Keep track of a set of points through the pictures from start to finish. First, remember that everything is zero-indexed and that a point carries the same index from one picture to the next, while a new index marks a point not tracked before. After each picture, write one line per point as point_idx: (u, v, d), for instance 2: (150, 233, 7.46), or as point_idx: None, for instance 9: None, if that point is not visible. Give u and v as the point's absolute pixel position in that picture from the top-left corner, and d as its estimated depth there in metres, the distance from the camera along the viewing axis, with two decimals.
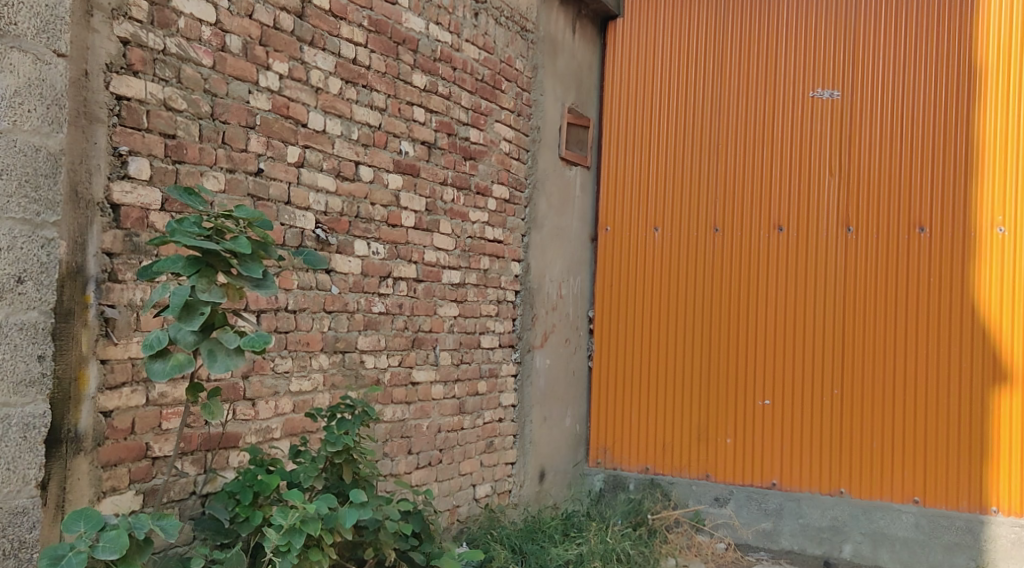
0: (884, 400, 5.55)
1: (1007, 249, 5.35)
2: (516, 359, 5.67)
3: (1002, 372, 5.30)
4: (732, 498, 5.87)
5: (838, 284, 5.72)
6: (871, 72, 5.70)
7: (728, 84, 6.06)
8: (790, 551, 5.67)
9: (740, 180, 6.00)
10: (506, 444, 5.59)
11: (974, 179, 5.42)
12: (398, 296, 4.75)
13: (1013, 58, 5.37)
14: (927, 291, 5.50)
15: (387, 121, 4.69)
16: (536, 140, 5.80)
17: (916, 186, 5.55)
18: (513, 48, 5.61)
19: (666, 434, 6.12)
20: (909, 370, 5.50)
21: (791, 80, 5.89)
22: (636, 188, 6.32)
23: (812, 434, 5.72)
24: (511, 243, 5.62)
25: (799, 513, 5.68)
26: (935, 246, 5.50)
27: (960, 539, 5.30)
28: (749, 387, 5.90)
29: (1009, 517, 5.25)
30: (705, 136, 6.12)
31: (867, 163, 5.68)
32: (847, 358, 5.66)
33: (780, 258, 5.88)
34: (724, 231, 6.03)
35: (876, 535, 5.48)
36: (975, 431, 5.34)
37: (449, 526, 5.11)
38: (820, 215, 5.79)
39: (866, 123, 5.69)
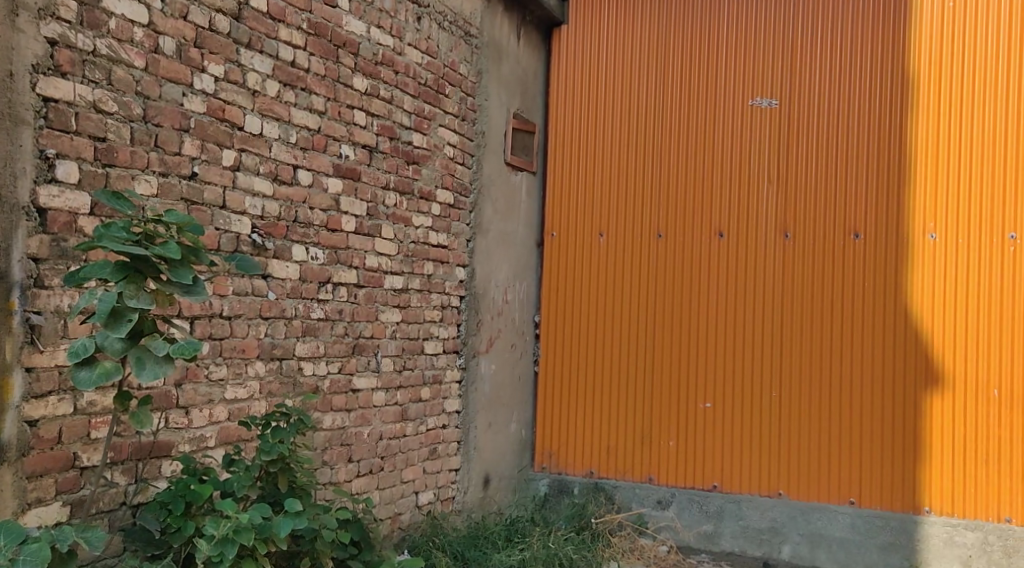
0: (822, 402, 5.64)
1: (938, 254, 5.45)
2: (461, 365, 5.64)
3: (934, 375, 5.40)
4: (674, 500, 5.90)
5: (777, 289, 5.79)
6: (807, 81, 5.79)
7: (670, 91, 6.11)
8: (731, 552, 5.72)
9: (682, 186, 6.05)
10: (450, 451, 5.56)
11: (907, 186, 5.52)
12: (338, 302, 4.70)
13: (945, 69, 5.48)
14: (862, 295, 5.59)
15: (327, 124, 4.64)
16: (480, 145, 5.78)
17: (852, 193, 5.65)
18: (456, 52, 5.58)
19: (610, 438, 6.13)
20: (845, 373, 5.59)
21: (732, 88, 5.95)
22: (582, 194, 6.33)
23: (752, 437, 5.78)
24: (456, 248, 5.58)
25: (739, 515, 5.74)
26: (869, 251, 5.60)
27: (894, 539, 5.40)
28: (692, 390, 5.94)
29: (941, 516, 5.35)
30: (648, 142, 6.15)
31: (805, 170, 5.76)
32: (787, 362, 5.73)
33: (721, 263, 5.93)
34: (667, 236, 6.07)
35: (814, 536, 5.57)
36: (909, 432, 5.43)
37: (390, 534, 5.06)
38: (759, 220, 5.86)
39: (803, 132, 5.77)
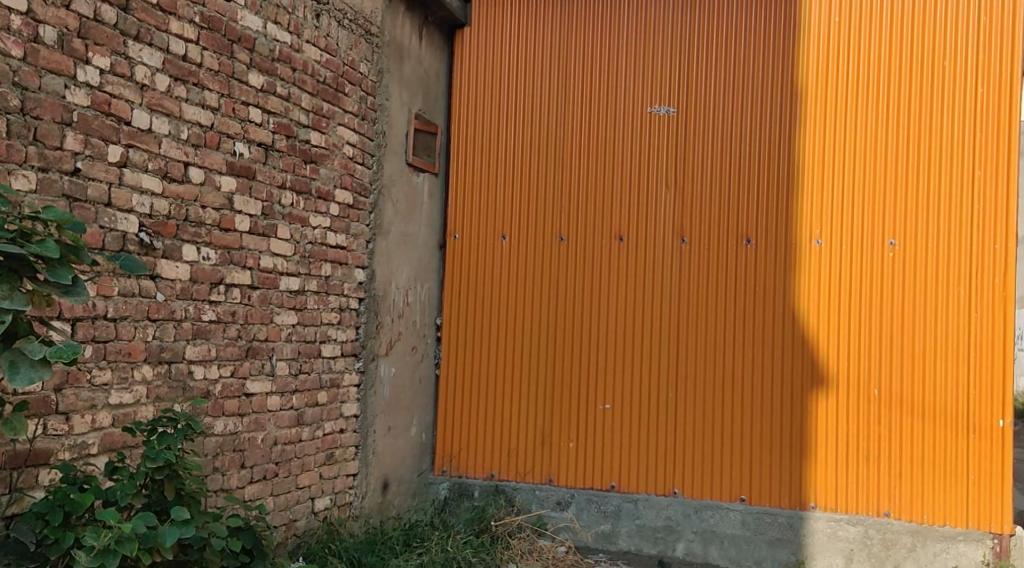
0: (714, 403, 5.77)
1: (824, 260, 5.63)
2: (359, 368, 5.54)
3: (820, 376, 5.59)
4: (573, 501, 5.94)
5: (673, 291, 5.89)
6: (701, 91, 5.91)
7: (571, 96, 6.14)
8: (627, 551, 5.78)
9: (583, 190, 6.09)
10: (348, 456, 5.46)
11: (796, 193, 5.69)
12: (231, 303, 4.58)
13: (831, 81, 5.67)
14: (753, 298, 5.75)
15: (220, 121, 4.51)
16: (380, 145, 5.68)
17: (745, 198, 5.79)
18: (356, 51, 5.50)
19: (510, 439, 6.12)
20: (737, 374, 5.74)
21: (631, 95, 6.03)
22: (484, 197, 6.29)
23: (649, 438, 5.87)
24: (355, 249, 5.49)
25: (636, 514, 5.81)
26: (760, 255, 5.75)
27: (782, 535, 5.56)
28: (591, 391, 5.99)
29: (825, 512, 5.53)
30: (549, 146, 6.18)
31: (701, 176, 5.88)
32: (682, 365, 5.84)
33: (620, 266, 6.00)
34: (568, 239, 6.10)
35: (706, 533, 5.68)
36: (796, 432, 5.60)
37: (285, 541, 4.96)
38: (657, 224, 5.95)
39: (699, 139, 5.90)
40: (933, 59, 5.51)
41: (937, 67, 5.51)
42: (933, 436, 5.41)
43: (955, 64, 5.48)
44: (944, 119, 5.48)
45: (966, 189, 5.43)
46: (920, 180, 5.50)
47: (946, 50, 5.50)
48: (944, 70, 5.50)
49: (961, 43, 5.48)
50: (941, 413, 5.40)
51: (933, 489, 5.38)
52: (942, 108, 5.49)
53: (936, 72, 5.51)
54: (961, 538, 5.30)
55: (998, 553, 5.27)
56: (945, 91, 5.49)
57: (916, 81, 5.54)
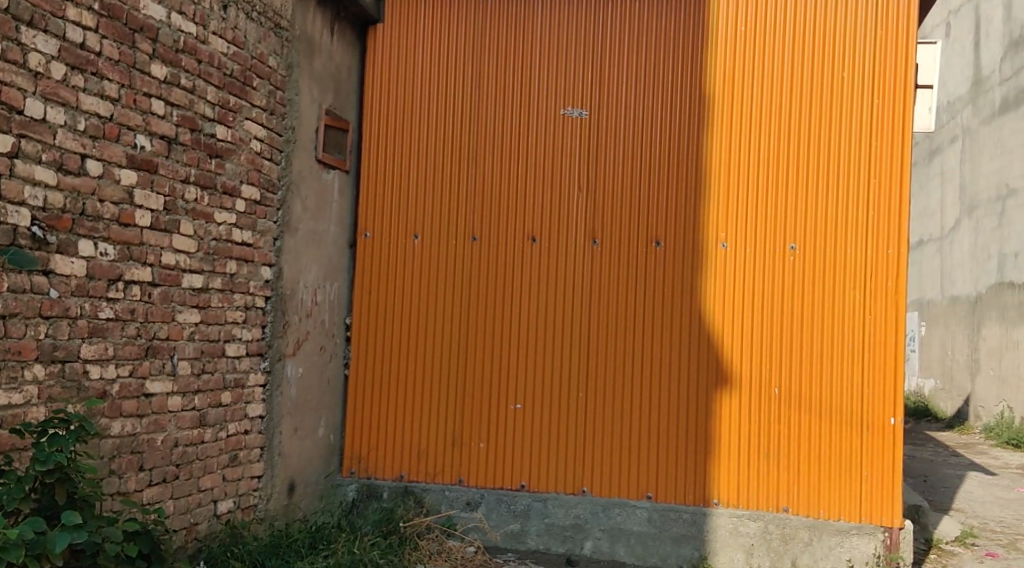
0: (623, 403, 5.84)
1: (730, 263, 5.75)
2: (265, 368, 5.42)
3: (725, 376, 5.71)
4: (482, 501, 5.93)
5: (584, 292, 5.94)
6: (613, 95, 5.97)
7: (485, 97, 6.13)
8: (535, 550, 5.80)
9: (496, 190, 6.09)
10: (252, 457, 5.34)
11: (704, 196, 5.81)
12: (130, 301, 4.44)
13: (738, 89, 5.80)
14: (660, 300, 5.84)
15: (120, 112, 4.37)
16: (289, 141, 5.56)
17: (654, 201, 5.88)
18: (265, 45, 5.37)
19: (420, 440, 6.08)
20: (646, 375, 5.83)
21: (544, 97, 6.05)
22: (396, 195, 6.21)
23: (560, 437, 5.90)
24: (261, 247, 5.37)
25: (545, 513, 5.83)
26: (669, 258, 5.84)
27: (686, 531, 5.65)
28: (502, 391, 6.00)
29: (727, 508, 5.66)
30: (462, 146, 6.15)
31: (613, 179, 5.94)
32: (592, 366, 5.89)
33: (531, 267, 6.02)
34: (481, 240, 6.09)
35: (613, 531, 5.74)
36: (701, 430, 5.73)
37: (185, 545, 4.83)
38: (569, 226, 5.99)
39: (610, 142, 5.96)
40: (833, 69, 5.69)
41: (836, 77, 5.68)
42: (829, 434, 5.57)
43: (853, 74, 5.67)
44: (843, 128, 5.66)
45: (862, 196, 5.62)
46: (820, 187, 5.67)
47: (845, 62, 5.68)
48: (842, 81, 5.68)
49: (859, 54, 5.67)
50: (838, 412, 5.57)
51: (829, 485, 5.55)
52: (841, 118, 5.67)
53: (836, 82, 5.68)
54: (854, 532, 5.47)
55: (889, 545, 5.45)
56: (844, 100, 5.67)
57: (817, 90, 5.71)
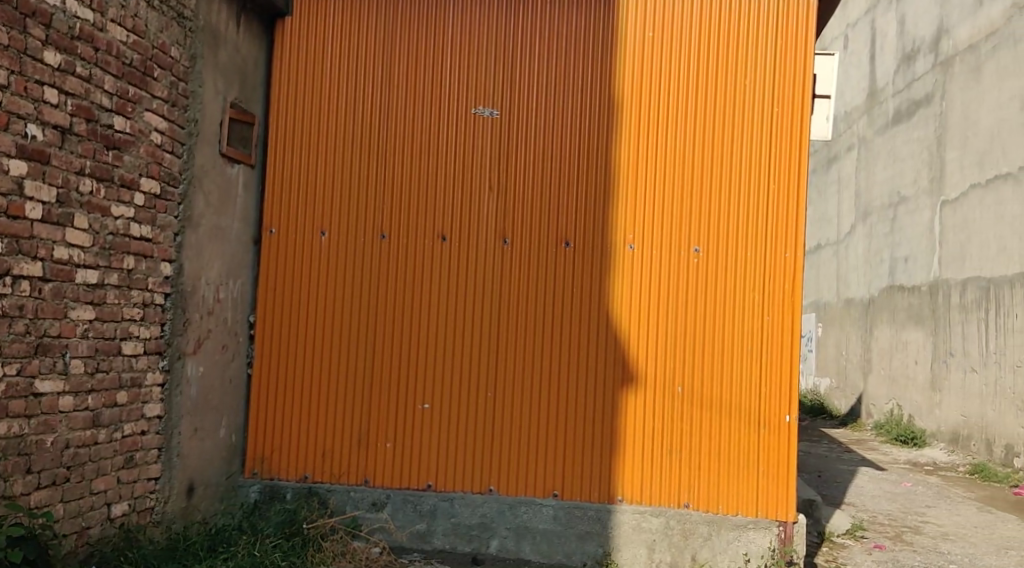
0: (531, 401, 5.87)
1: (637, 264, 5.84)
2: (164, 367, 5.26)
3: (631, 375, 5.79)
4: (388, 502, 5.88)
5: (494, 292, 5.94)
6: (524, 96, 5.99)
7: (395, 94, 6.08)
8: (441, 550, 5.79)
9: (406, 189, 6.04)
10: (150, 458, 5.17)
11: (612, 198, 5.88)
12: (19, 296, 4.36)
13: (646, 92, 5.89)
14: (569, 299, 5.89)
15: (10, 99, 4.28)
16: (192, 134, 5.41)
17: (563, 202, 5.92)
18: (167, 34, 5.21)
19: (326, 439, 5.99)
20: (554, 375, 5.86)
21: (454, 96, 6.03)
22: (303, 191, 6.10)
23: (467, 437, 5.89)
24: (161, 242, 5.21)
25: (451, 513, 5.82)
26: (577, 258, 5.89)
27: (590, 528, 5.71)
28: (410, 390, 5.96)
29: (631, 504, 5.74)
30: (370, 143, 6.08)
31: (523, 179, 5.96)
32: (501, 365, 5.90)
33: (440, 266, 5.99)
34: (390, 237, 6.03)
35: (519, 529, 5.76)
36: (606, 429, 5.80)
37: (75, 550, 4.68)
38: (478, 225, 5.98)
39: (521, 142, 5.97)
40: (736, 77, 5.83)
41: (738, 85, 5.82)
42: (729, 432, 5.70)
43: (755, 83, 5.81)
44: (746, 135, 5.80)
45: (763, 201, 5.77)
46: (723, 192, 5.80)
47: (747, 70, 5.82)
48: (745, 89, 5.82)
49: (761, 63, 5.81)
50: (738, 410, 5.70)
51: (728, 481, 5.68)
52: (744, 124, 5.81)
53: (739, 90, 5.82)
54: (751, 527, 5.61)
55: (783, 539, 5.61)
56: (746, 107, 5.81)
57: (721, 96, 5.83)
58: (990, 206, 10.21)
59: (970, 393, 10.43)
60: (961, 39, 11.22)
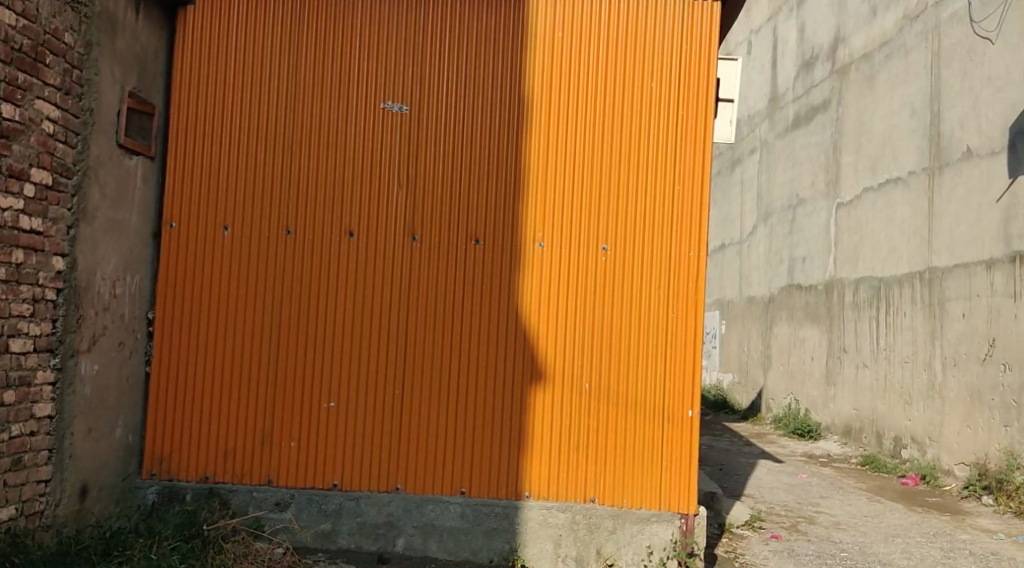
0: (439, 399, 5.85)
1: (546, 262, 5.87)
2: (55, 365, 5.08)
3: (539, 372, 5.83)
4: (292, 501, 5.79)
5: (402, 289, 5.90)
6: (433, 92, 5.96)
7: (302, 87, 5.97)
8: (346, 549, 5.74)
9: (312, 183, 5.95)
10: (39, 460, 4.99)
11: (522, 197, 5.90)
12: None
13: (555, 91, 5.93)
14: (478, 297, 5.88)
15: None
16: (87, 123, 5.23)
17: (473, 199, 5.91)
18: (60, 19, 5.04)
19: (228, 439, 5.85)
20: (462, 372, 5.86)
21: (362, 90, 5.97)
22: (206, 185, 5.94)
23: (373, 435, 5.84)
24: (53, 236, 5.04)
25: (357, 512, 5.77)
26: (486, 256, 5.89)
27: (498, 525, 5.74)
28: (315, 388, 5.87)
29: (538, 500, 5.77)
30: (276, 137, 5.96)
31: (432, 175, 5.93)
32: (409, 363, 5.87)
33: (347, 263, 5.92)
34: (296, 233, 5.93)
35: (426, 527, 5.75)
36: (514, 426, 5.82)
37: None
38: (387, 221, 5.93)
39: (430, 138, 5.94)
40: (642, 79, 5.92)
41: (646, 87, 5.91)
42: (633, 428, 5.79)
43: (662, 84, 5.91)
44: (651, 135, 5.90)
45: (668, 200, 5.88)
46: (630, 192, 5.88)
47: (653, 72, 5.92)
48: (651, 90, 5.91)
49: (667, 65, 5.92)
50: (643, 405, 5.79)
51: (632, 476, 5.77)
52: (650, 125, 5.90)
53: (644, 92, 5.91)
54: (654, 519, 5.72)
55: (685, 531, 5.74)
56: (653, 109, 5.91)
57: (628, 97, 5.91)
58: (882, 209, 10.62)
59: (862, 388, 10.83)
60: (856, 48, 11.64)
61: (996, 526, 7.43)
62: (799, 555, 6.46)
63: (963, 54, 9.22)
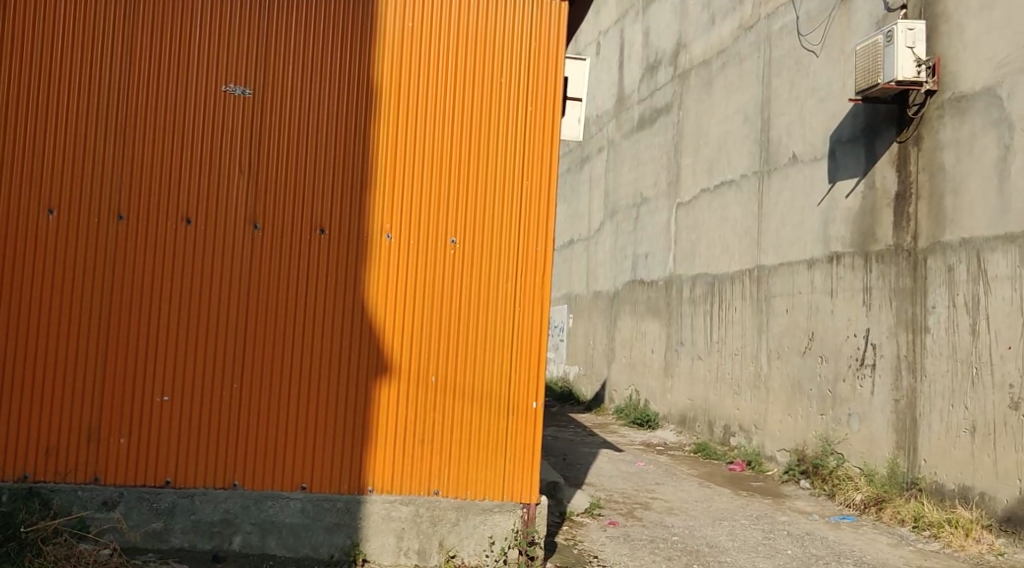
0: (280, 392, 5.75)
1: (392, 254, 5.87)
2: None
3: (385, 365, 5.82)
4: (121, 500, 5.59)
5: (244, 278, 5.77)
6: (278, 77, 5.84)
7: (138, 66, 5.74)
8: (180, 548, 5.62)
9: (148, 168, 5.73)
10: None
11: (369, 188, 5.87)
12: None
13: (404, 81, 5.92)
14: (322, 288, 5.82)
15: None
16: None
17: (318, 189, 5.84)
18: None
19: (51, 435, 5.59)
20: (304, 363, 5.78)
21: (203, 72, 5.78)
22: (30, 166, 5.65)
23: (210, 428, 5.69)
24: None
25: (191, 510, 5.64)
26: (331, 246, 5.83)
27: (339, 520, 5.71)
28: (148, 381, 5.67)
29: (381, 494, 5.77)
30: (108, 117, 5.71)
31: (276, 163, 5.82)
32: (249, 355, 5.74)
33: (184, 251, 5.73)
34: (128, 219, 5.70)
35: (265, 524, 5.67)
36: (358, 418, 5.79)
37: None
38: (228, 209, 5.78)
39: (274, 125, 5.83)
40: (491, 73, 5.99)
41: (495, 81, 5.99)
42: (478, 419, 5.86)
43: (511, 79, 6.00)
44: (500, 130, 5.98)
45: (516, 196, 5.98)
46: (478, 186, 5.95)
47: (503, 67, 6.00)
48: (500, 85, 5.99)
49: (517, 61, 6.01)
50: (487, 397, 5.87)
51: (476, 468, 5.85)
52: (499, 119, 5.98)
53: (493, 87, 5.99)
54: (496, 510, 5.83)
55: (526, 521, 5.86)
56: (501, 105, 5.99)
57: (477, 91, 5.98)
58: (717, 209, 11.12)
59: (696, 379, 11.33)
60: (696, 54, 12.13)
61: (811, 508, 7.94)
62: (634, 540, 6.71)
63: (791, 65, 9.77)
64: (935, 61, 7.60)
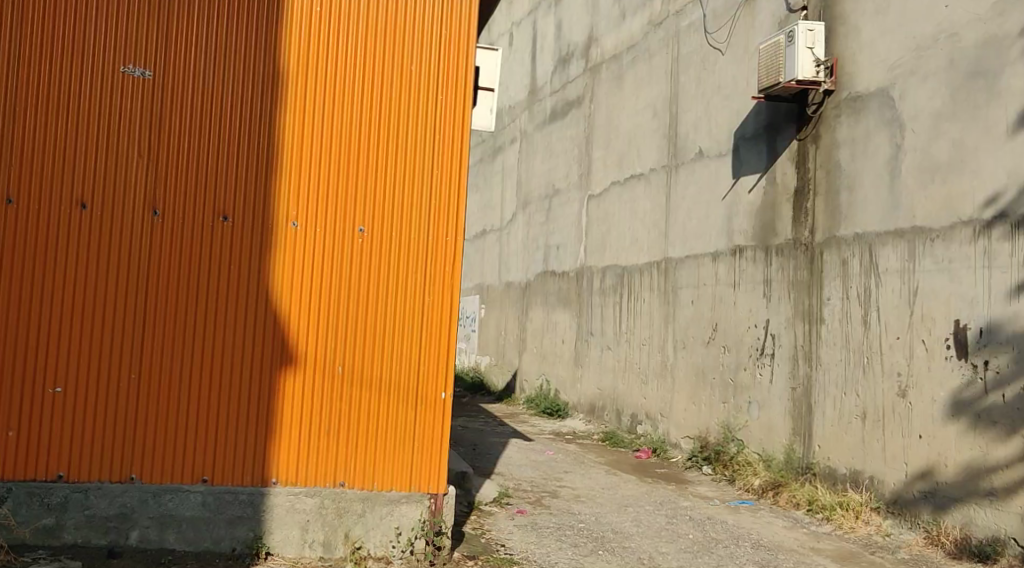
0: (180, 382, 5.62)
1: (298, 242, 5.79)
2: None
3: (290, 354, 5.75)
4: (9, 495, 5.42)
5: (142, 266, 5.61)
6: (179, 59, 5.69)
7: (28, 45, 5.55)
8: (73, 545, 5.47)
9: (40, 151, 5.53)
10: None
11: (274, 175, 5.77)
12: None
13: (310, 67, 5.84)
14: (225, 276, 5.70)
15: None
16: None
17: (221, 174, 5.71)
18: None
19: None
20: (205, 353, 5.66)
21: (99, 52, 5.61)
22: None
23: (106, 420, 5.53)
24: None
25: (85, 504, 5.48)
26: (234, 233, 5.72)
27: (241, 513, 5.62)
28: (39, 371, 5.48)
29: (285, 486, 5.70)
30: None
31: (176, 147, 5.68)
32: (146, 344, 5.59)
33: (78, 237, 5.55)
34: (18, 203, 5.50)
35: (163, 518, 5.56)
36: (262, 409, 5.71)
37: None
38: (125, 194, 5.61)
39: (175, 108, 5.68)
40: (400, 60, 5.95)
41: (404, 69, 5.95)
42: (384, 409, 5.83)
43: (420, 67, 5.97)
44: (408, 118, 5.95)
45: (424, 184, 5.95)
46: (386, 174, 5.91)
47: (413, 55, 5.96)
48: (409, 73, 5.96)
49: (427, 48, 5.98)
50: (394, 387, 5.85)
51: (382, 459, 5.82)
52: (408, 107, 5.95)
53: (402, 74, 5.95)
54: (403, 501, 5.81)
55: (434, 511, 5.86)
56: (410, 92, 5.96)
57: (385, 78, 5.93)
58: (626, 202, 11.28)
59: (605, 368, 11.48)
60: (607, 48, 12.26)
61: (713, 493, 8.15)
62: (541, 528, 6.78)
63: (698, 62, 9.96)
64: (833, 62, 7.85)
